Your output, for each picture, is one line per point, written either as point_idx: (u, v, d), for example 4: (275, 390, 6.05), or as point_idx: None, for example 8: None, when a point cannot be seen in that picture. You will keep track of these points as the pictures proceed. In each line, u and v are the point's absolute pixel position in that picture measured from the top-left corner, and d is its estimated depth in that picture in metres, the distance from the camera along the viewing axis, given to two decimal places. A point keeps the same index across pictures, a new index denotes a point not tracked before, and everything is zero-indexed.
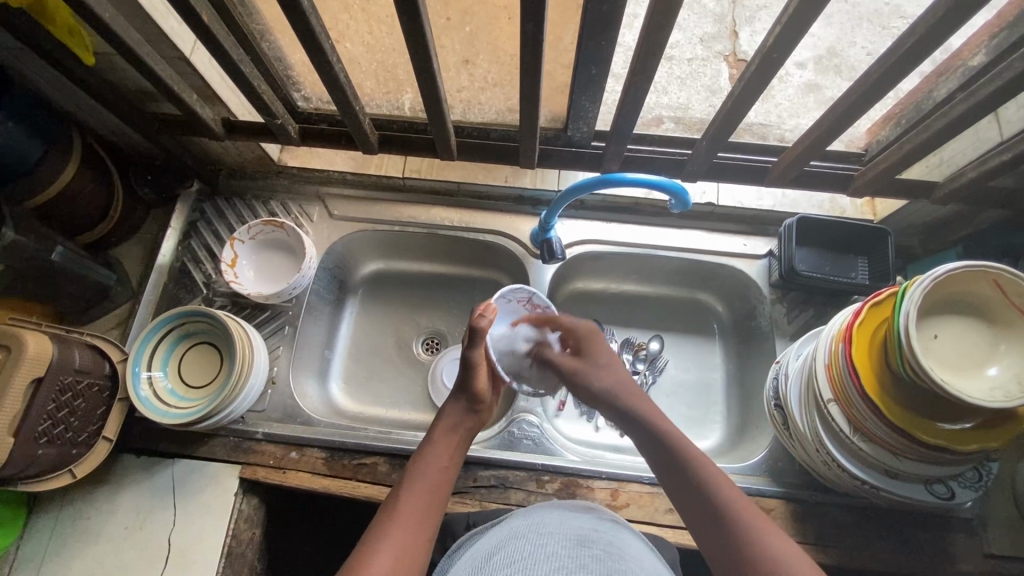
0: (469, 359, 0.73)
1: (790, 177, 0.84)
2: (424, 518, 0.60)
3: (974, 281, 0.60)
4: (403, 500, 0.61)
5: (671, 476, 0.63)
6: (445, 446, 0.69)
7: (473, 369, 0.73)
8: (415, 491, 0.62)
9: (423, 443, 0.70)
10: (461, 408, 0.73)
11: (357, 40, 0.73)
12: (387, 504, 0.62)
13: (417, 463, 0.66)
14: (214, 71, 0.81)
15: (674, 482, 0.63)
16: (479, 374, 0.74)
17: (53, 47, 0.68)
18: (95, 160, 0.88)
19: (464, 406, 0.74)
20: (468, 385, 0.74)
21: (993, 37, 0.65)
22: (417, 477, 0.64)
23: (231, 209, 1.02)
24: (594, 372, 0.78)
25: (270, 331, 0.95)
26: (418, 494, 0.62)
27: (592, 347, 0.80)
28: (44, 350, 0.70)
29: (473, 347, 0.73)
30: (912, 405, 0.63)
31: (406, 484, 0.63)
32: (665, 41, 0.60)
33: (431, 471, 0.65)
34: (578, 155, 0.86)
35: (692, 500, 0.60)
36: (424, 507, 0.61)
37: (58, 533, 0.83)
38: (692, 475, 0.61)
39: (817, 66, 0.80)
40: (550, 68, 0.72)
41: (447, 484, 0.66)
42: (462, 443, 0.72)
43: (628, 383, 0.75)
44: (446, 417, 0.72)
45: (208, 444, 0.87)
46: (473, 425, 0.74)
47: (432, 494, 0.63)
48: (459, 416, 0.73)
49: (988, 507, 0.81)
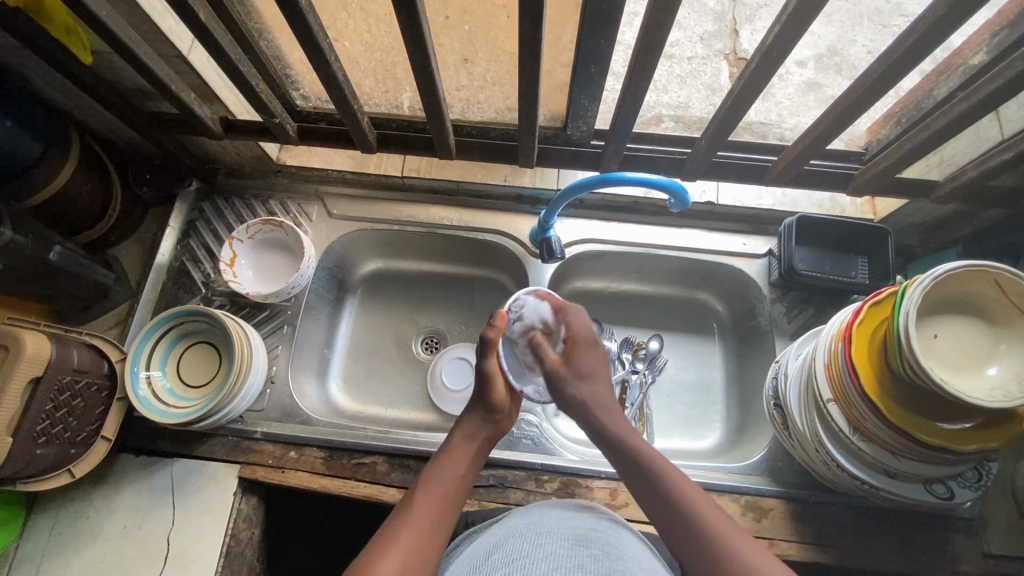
0: (484, 369, 0.74)
1: (790, 176, 0.84)
2: (440, 522, 0.60)
3: (973, 281, 0.60)
4: (418, 502, 0.61)
5: (635, 482, 0.64)
6: (462, 454, 0.69)
7: (487, 380, 0.73)
8: (427, 495, 0.62)
9: (439, 451, 0.70)
10: (478, 417, 0.74)
11: (355, 39, 0.73)
12: (401, 506, 0.62)
13: (432, 469, 0.66)
14: (212, 70, 0.81)
15: (641, 490, 0.63)
16: (496, 384, 0.74)
17: (51, 46, 0.68)
18: (93, 159, 0.87)
19: (480, 415, 0.74)
20: (486, 396, 0.74)
21: (993, 35, 0.65)
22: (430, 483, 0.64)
23: (230, 209, 1.02)
24: (575, 382, 0.76)
25: (270, 331, 0.95)
26: (431, 498, 0.62)
27: (584, 356, 0.77)
28: (42, 350, 0.70)
29: (485, 358, 0.73)
30: (912, 405, 0.62)
31: (420, 487, 0.64)
32: (665, 39, 0.59)
33: (445, 478, 0.65)
34: (578, 153, 0.86)
35: (659, 509, 0.61)
36: (439, 511, 0.61)
37: (58, 532, 0.83)
38: (662, 486, 0.62)
39: (818, 64, 0.80)
40: (549, 66, 0.72)
41: (464, 491, 0.66)
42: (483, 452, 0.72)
43: (602, 396, 0.75)
44: (463, 426, 0.73)
45: (208, 444, 0.87)
46: (492, 434, 0.74)
47: (446, 499, 0.63)
48: (476, 426, 0.73)
49: (987, 507, 0.81)
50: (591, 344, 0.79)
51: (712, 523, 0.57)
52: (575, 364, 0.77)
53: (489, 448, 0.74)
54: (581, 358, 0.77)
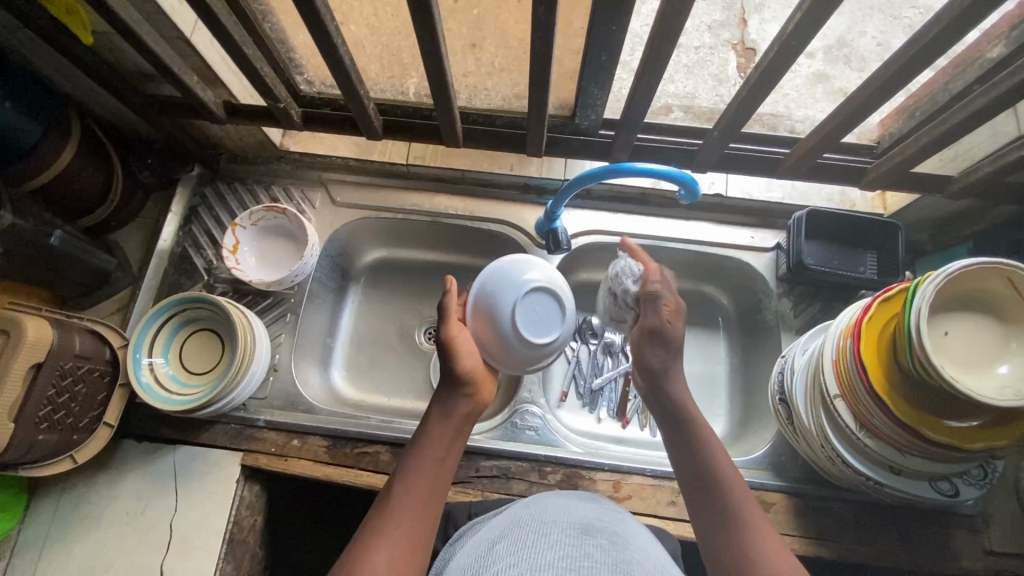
0: (443, 340, 0.71)
1: (803, 168, 0.82)
2: (424, 514, 0.59)
3: (986, 279, 0.59)
4: (403, 492, 0.59)
5: (683, 458, 0.65)
6: (444, 433, 0.66)
7: (445, 350, 0.70)
8: (418, 477, 0.61)
9: (420, 429, 0.67)
10: (453, 395, 0.69)
11: (361, 22, 0.72)
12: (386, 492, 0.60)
13: (415, 451, 0.64)
14: (215, 53, 0.79)
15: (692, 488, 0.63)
16: (461, 353, 0.70)
17: (50, 25, 0.66)
18: (92, 142, 0.86)
19: (450, 387, 0.69)
20: (449, 366, 0.70)
21: (1012, 29, 0.64)
22: (420, 466, 0.62)
23: (233, 194, 1.01)
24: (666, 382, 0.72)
25: (272, 319, 0.94)
26: (419, 486, 0.60)
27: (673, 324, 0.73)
28: (43, 336, 0.69)
29: (442, 326, 0.71)
30: (918, 402, 0.62)
31: (407, 471, 0.61)
32: (682, 27, 0.58)
33: (431, 459, 0.63)
34: (585, 143, 0.85)
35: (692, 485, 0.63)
36: (427, 493, 0.60)
37: (61, 516, 0.83)
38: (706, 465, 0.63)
39: (827, 55, 0.80)
40: (560, 53, 0.71)
41: (449, 472, 0.64)
42: (464, 424, 0.69)
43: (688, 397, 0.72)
44: (440, 404, 0.69)
45: (210, 432, 0.87)
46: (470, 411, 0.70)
47: (432, 487, 0.61)
48: (450, 401, 0.69)
49: (991, 504, 0.81)
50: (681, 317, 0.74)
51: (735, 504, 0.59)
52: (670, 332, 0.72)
53: (470, 424, 0.70)
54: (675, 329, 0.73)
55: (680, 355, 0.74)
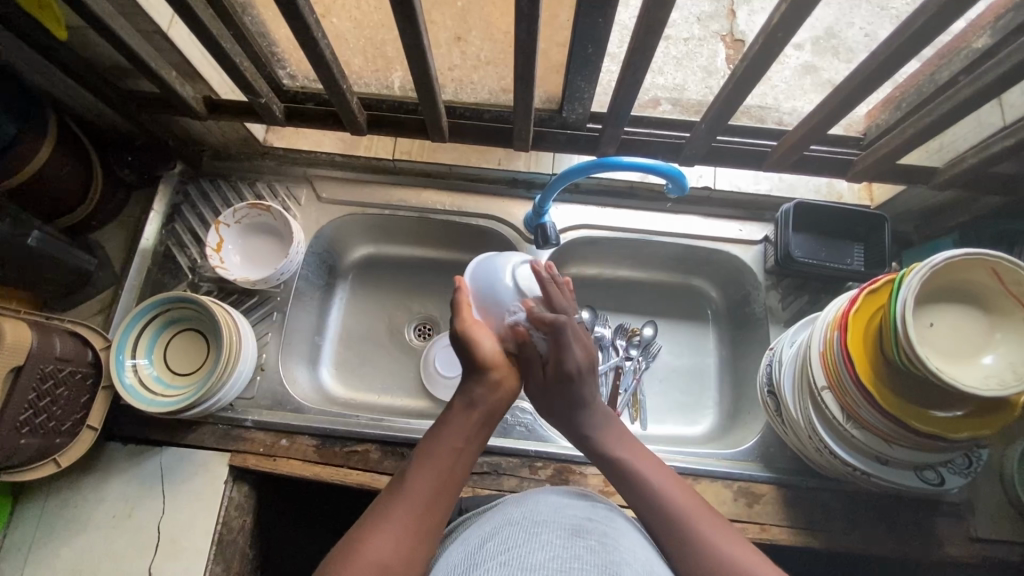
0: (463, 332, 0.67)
1: (789, 161, 0.83)
2: (433, 511, 0.55)
3: (970, 269, 0.59)
4: (410, 486, 0.56)
5: (624, 487, 0.63)
6: (459, 429, 0.62)
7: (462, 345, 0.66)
8: (427, 474, 0.57)
9: (436, 421, 0.63)
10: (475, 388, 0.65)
11: (343, 16, 0.70)
12: (389, 488, 0.58)
13: (428, 445, 0.60)
14: (194, 48, 0.78)
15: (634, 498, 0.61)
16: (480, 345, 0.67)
17: (22, 20, 0.65)
18: (70, 139, 0.83)
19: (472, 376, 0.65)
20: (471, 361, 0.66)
21: (997, 19, 0.63)
22: (429, 462, 0.58)
23: (216, 191, 1.00)
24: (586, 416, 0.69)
25: (259, 318, 0.93)
26: (426, 479, 0.57)
27: (579, 386, 0.69)
28: (22, 338, 0.68)
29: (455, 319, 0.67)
30: (904, 392, 0.63)
31: (413, 468, 0.58)
32: (667, 16, 0.57)
33: (443, 454, 0.59)
34: (572, 137, 0.84)
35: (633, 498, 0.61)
36: (434, 491, 0.56)
37: (46, 520, 0.82)
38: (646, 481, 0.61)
39: (815, 47, 0.77)
40: (545, 46, 0.70)
41: (463, 469, 0.60)
42: (482, 427, 0.63)
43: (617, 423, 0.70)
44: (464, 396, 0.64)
45: (196, 433, 0.86)
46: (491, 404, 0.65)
47: (443, 483, 0.58)
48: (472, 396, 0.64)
49: (976, 491, 0.83)
50: (567, 381, 0.69)
51: (688, 513, 0.57)
52: (570, 394, 0.69)
53: (495, 415, 0.65)
54: (568, 386, 0.69)
55: (588, 405, 0.69)
